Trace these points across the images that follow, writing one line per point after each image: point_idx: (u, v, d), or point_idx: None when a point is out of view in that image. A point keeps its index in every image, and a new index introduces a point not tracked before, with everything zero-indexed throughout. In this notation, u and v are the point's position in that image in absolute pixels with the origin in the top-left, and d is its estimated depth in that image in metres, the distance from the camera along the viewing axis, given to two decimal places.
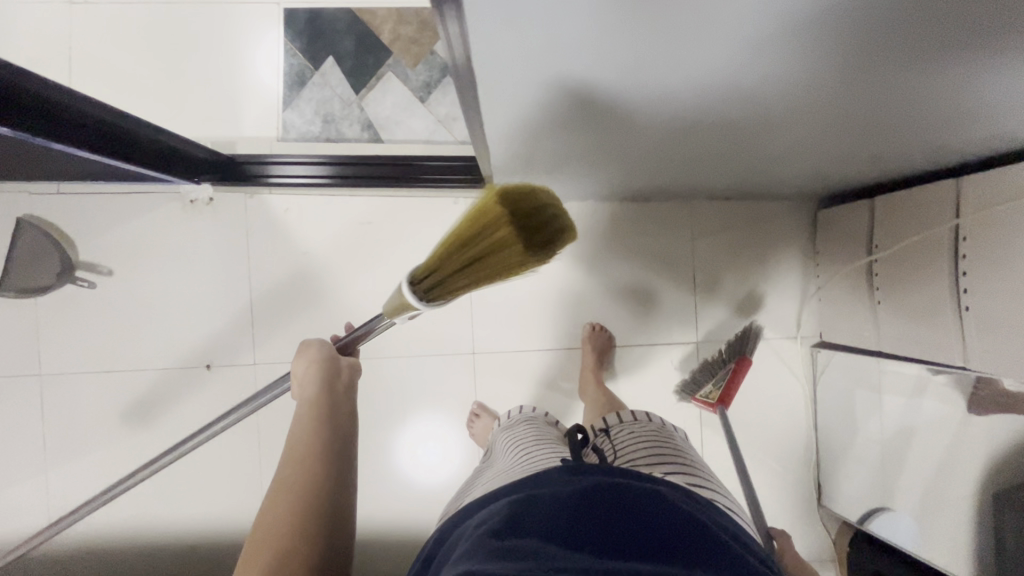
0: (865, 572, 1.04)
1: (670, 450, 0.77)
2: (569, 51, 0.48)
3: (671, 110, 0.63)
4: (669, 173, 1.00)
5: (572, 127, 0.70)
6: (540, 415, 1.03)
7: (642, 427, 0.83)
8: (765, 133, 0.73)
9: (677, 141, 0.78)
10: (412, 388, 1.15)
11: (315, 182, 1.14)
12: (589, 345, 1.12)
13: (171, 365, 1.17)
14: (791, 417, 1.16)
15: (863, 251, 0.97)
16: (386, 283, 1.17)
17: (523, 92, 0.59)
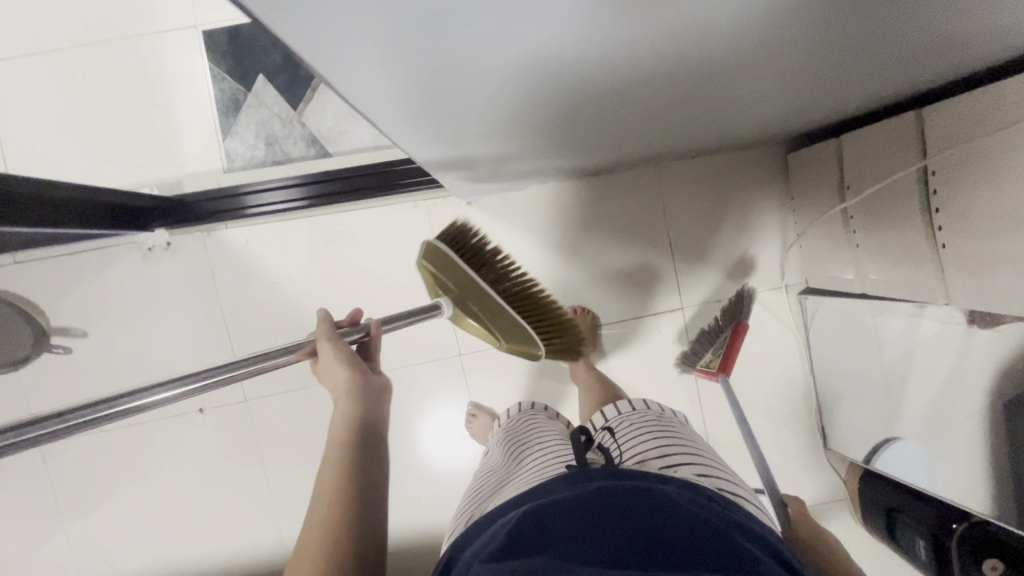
0: (877, 509, 1.05)
1: (675, 439, 0.74)
2: (481, 43, 0.41)
3: (619, 81, 0.56)
4: (635, 136, 0.92)
5: (514, 116, 0.63)
6: (539, 409, 1.00)
7: (643, 418, 0.81)
8: (729, 82, 0.66)
9: (633, 106, 0.71)
10: (405, 399, 1.15)
11: (290, 206, 1.11)
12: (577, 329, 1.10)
13: (165, 414, 1.17)
14: (787, 367, 1.15)
15: (837, 195, 0.93)
16: (360, 300, 1.15)
17: (447, 92, 0.52)
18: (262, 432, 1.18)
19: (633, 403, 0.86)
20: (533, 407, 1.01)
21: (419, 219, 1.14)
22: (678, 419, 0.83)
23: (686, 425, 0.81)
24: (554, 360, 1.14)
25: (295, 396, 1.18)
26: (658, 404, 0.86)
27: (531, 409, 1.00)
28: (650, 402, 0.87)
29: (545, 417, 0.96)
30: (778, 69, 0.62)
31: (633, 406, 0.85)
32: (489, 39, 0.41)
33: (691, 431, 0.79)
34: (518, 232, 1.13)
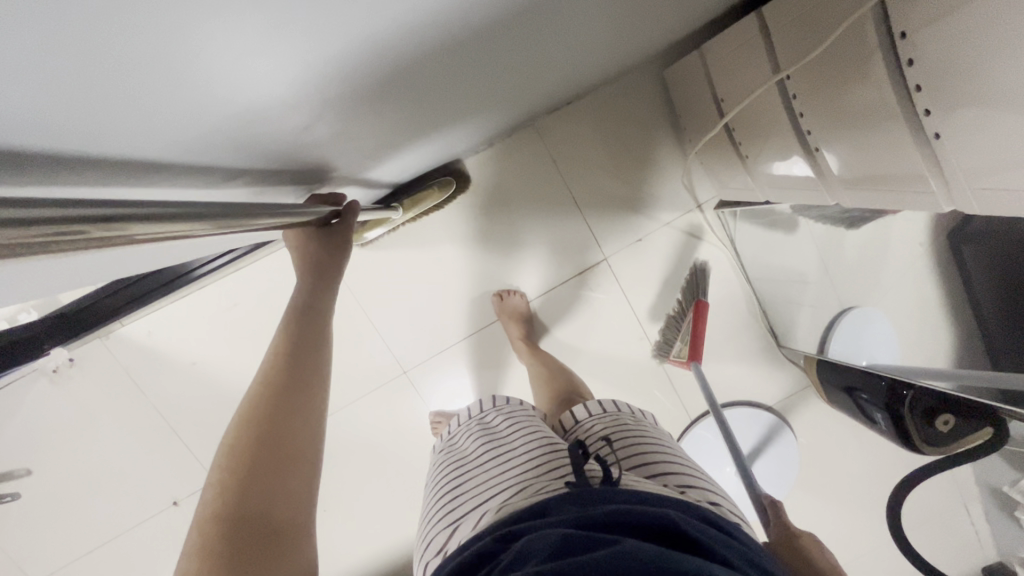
0: (837, 391, 1.08)
1: (663, 450, 0.65)
2: (202, 40, 0.29)
3: (425, 57, 0.47)
4: (508, 100, 0.82)
5: (332, 133, 0.55)
6: (503, 400, 0.80)
7: (623, 423, 0.71)
8: (563, 16, 0.57)
9: (471, 80, 0.62)
10: (366, 428, 1.13)
11: (212, 265, 1.03)
12: (507, 316, 1.08)
13: (140, 519, 1.14)
14: (721, 282, 1.16)
15: (714, 110, 0.88)
16: None
17: (219, 133, 0.40)
18: None
19: (607, 407, 0.76)
20: (496, 404, 0.80)
21: None
22: (659, 429, 0.74)
23: (666, 434, 0.73)
24: (499, 349, 1.12)
25: None
26: (633, 409, 0.77)
27: (496, 406, 0.79)
28: (625, 406, 0.78)
29: (516, 411, 0.77)
30: (594, 5, 0.58)
31: (607, 409, 0.75)
32: (212, 45, 0.30)
33: (673, 443, 0.71)
34: (420, 238, 1.09)
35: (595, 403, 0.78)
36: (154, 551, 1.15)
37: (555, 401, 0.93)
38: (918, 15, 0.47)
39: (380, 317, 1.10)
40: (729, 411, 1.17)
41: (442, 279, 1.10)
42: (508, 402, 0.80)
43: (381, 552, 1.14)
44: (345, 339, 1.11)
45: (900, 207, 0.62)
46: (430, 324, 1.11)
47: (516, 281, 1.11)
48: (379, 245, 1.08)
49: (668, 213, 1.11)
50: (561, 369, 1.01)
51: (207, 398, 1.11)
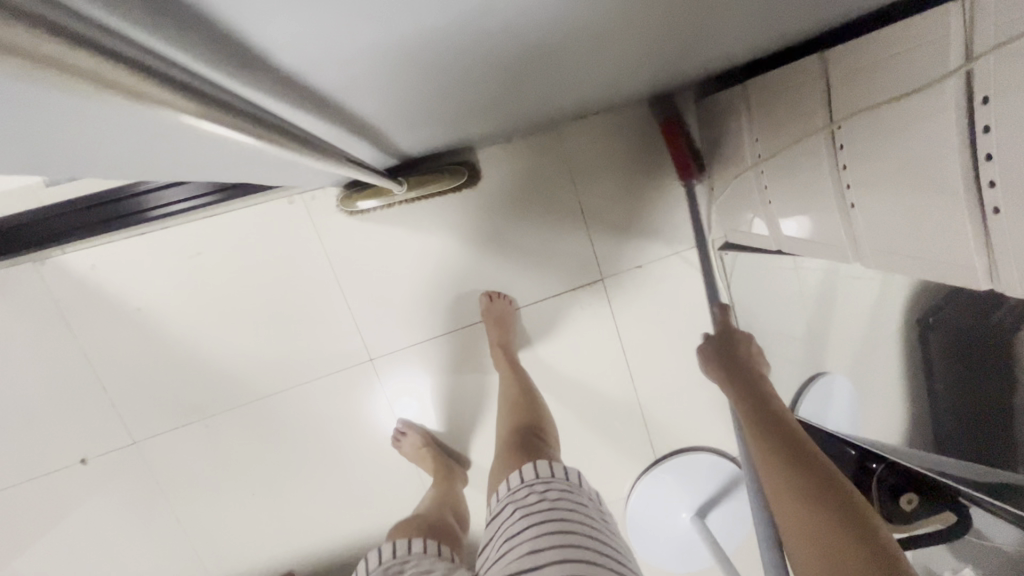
0: None
1: (530, 519, 0.65)
2: None
3: (509, 25, 0.42)
4: (552, 99, 0.78)
5: (379, 84, 0.49)
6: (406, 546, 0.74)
7: (516, 505, 0.70)
8: (644, 22, 0.53)
9: (533, 68, 0.57)
10: (316, 412, 1.06)
11: (189, 205, 0.94)
12: (490, 317, 1.02)
13: (38, 474, 1.01)
14: (712, 326, 1.13)
15: (748, 151, 0.85)
16: (246, 316, 1.00)
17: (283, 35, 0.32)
18: (163, 476, 1.05)
19: (514, 487, 0.74)
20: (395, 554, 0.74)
21: (298, 219, 0.98)
22: (568, 486, 0.73)
23: (567, 490, 0.72)
24: (474, 352, 1.07)
25: (194, 433, 1.04)
26: (549, 469, 0.75)
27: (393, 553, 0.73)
28: (544, 468, 0.76)
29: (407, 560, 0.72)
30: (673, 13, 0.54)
31: (512, 491, 0.73)
32: None
33: (565, 496, 0.70)
34: (414, 224, 1.02)
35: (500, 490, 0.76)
36: (49, 511, 1.02)
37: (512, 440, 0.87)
38: (1005, 80, 0.45)
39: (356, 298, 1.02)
40: (694, 455, 1.14)
41: (429, 273, 1.04)
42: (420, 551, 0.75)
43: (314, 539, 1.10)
44: (313, 315, 1.02)
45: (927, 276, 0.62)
46: (407, 315, 1.04)
47: (507, 288, 1.06)
48: (369, 220, 1.00)
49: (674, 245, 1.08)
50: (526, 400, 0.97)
51: (145, 352, 1.00)
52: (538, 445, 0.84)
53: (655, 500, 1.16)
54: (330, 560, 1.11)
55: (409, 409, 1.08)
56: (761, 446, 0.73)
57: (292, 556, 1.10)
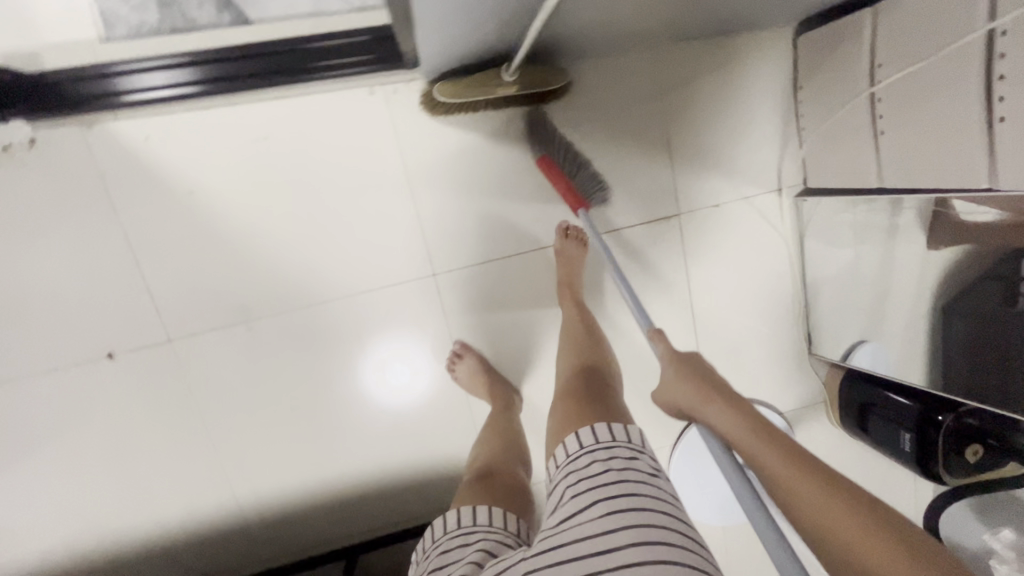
0: (854, 406, 1.08)
1: (594, 505, 0.57)
2: None
3: None
4: None
5: None
6: (472, 517, 0.72)
7: (577, 478, 0.62)
8: None
9: None
10: (367, 325, 1.00)
11: (176, 92, 0.86)
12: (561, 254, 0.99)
13: (61, 364, 0.93)
14: (778, 276, 1.11)
15: (863, 81, 0.83)
16: (308, 213, 0.94)
17: None
18: (197, 379, 0.98)
19: (573, 452, 0.66)
20: (462, 524, 0.71)
21: (374, 112, 0.92)
22: (635, 450, 0.64)
23: (634, 457, 0.63)
24: (541, 275, 1.03)
25: (234, 335, 0.97)
26: (608, 432, 0.66)
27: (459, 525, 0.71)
28: (603, 431, 0.66)
29: (473, 532, 0.70)
30: None
31: (572, 457, 0.65)
32: None
33: (633, 467, 0.61)
34: (493, 135, 0.96)
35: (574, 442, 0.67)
36: (72, 405, 0.95)
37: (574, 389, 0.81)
38: None
39: (425, 207, 0.97)
40: None
41: (502, 190, 0.99)
42: (489, 520, 0.72)
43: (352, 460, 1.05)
44: (378, 220, 0.96)
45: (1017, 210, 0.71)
46: (474, 233, 1.00)
47: (581, 214, 1.03)
48: (447, 124, 0.95)
49: (750, 187, 1.06)
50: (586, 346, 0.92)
51: (194, 241, 0.92)
52: (603, 399, 0.76)
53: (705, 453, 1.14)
54: (369, 481, 1.06)
55: (402, 372, 1.03)
56: (807, 489, 0.58)
57: (328, 475, 1.05)
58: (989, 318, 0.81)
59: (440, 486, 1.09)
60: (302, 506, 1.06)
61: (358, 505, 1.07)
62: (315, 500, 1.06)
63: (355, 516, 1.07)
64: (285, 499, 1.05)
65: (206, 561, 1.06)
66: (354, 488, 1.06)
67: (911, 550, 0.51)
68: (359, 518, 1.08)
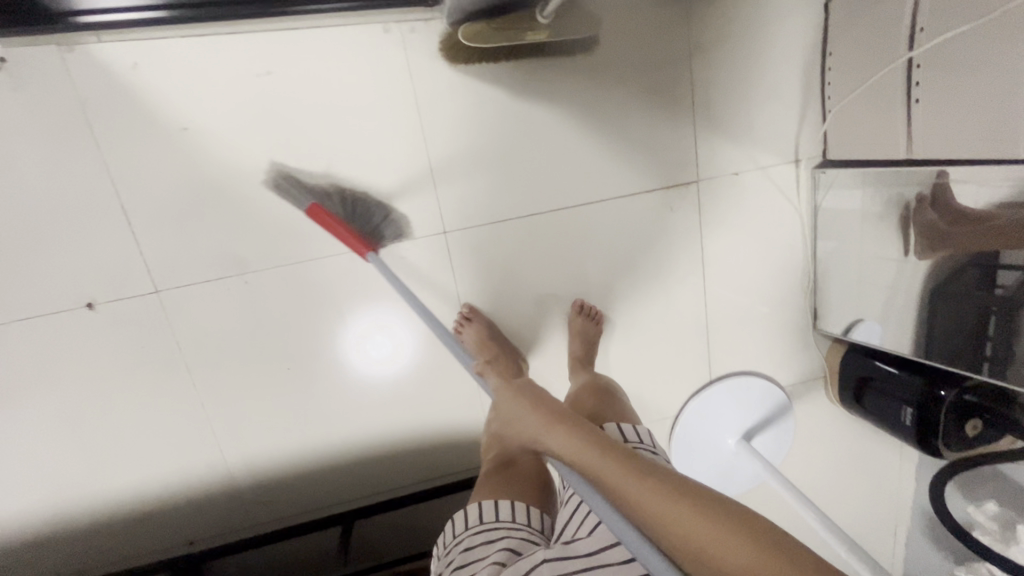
0: (856, 381, 1.10)
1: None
2: None
3: None
4: None
5: None
6: (495, 511, 0.71)
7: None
8: None
9: None
10: (371, 284, 0.95)
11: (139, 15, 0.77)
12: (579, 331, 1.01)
13: (39, 311, 0.86)
14: (788, 250, 1.10)
15: (902, 44, 0.83)
16: (313, 159, 0.88)
17: None
18: (187, 333, 0.92)
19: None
20: (485, 520, 0.71)
21: (389, 53, 0.85)
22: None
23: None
24: (557, 239, 1.00)
25: (229, 289, 0.91)
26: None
27: (480, 519, 0.71)
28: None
29: (496, 527, 0.69)
30: None
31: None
32: None
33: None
34: (513, 87, 0.91)
35: None
36: (51, 355, 0.88)
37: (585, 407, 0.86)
38: None
39: (437, 160, 0.91)
40: (749, 378, 1.13)
41: (519, 146, 0.94)
42: (512, 516, 0.71)
43: (352, 422, 1.01)
44: (387, 171, 0.90)
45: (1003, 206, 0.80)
46: (488, 191, 0.95)
47: (599, 176, 0.99)
48: (466, 72, 0.89)
49: (769, 157, 1.04)
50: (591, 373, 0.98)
51: (186, 183, 0.85)
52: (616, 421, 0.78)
53: (704, 423, 1.14)
54: (368, 447, 1.02)
55: (383, 345, 0.98)
56: (639, 486, 0.54)
57: (325, 441, 1.01)
58: (1003, 297, 0.82)
59: (441, 453, 1.06)
60: (297, 471, 1.01)
61: (356, 470, 1.03)
62: (310, 465, 1.02)
63: (353, 481, 1.04)
64: (279, 464, 1.00)
65: (195, 523, 1.01)
66: (353, 451, 1.02)
67: (749, 532, 0.49)
68: (356, 485, 1.04)
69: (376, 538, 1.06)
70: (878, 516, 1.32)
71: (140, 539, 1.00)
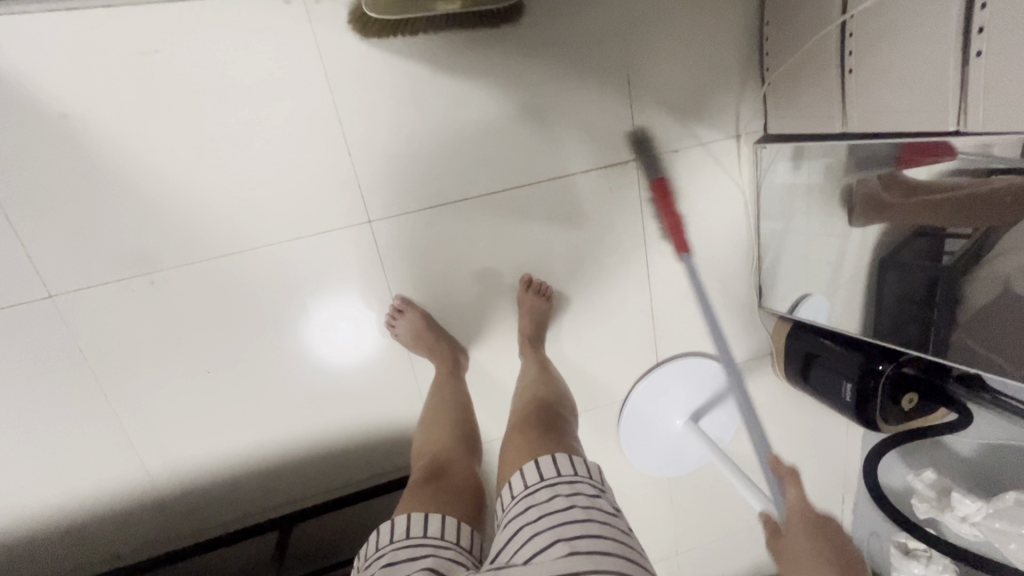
0: (799, 358, 1.10)
1: (556, 542, 0.57)
2: None
3: None
4: None
5: None
6: (422, 526, 0.67)
7: (538, 511, 0.62)
8: None
9: None
10: (293, 279, 0.90)
11: None
12: (527, 310, 0.99)
13: None
14: (732, 228, 1.08)
15: (834, 9, 0.80)
16: (217, 146, 0.81)
17: None
18: (91, 339, 0.85)
19: (533, 483, 0.66)
20: (411, 535, 0.66)
21: (292, 28, 0.78)
22: (596, 488, 0.66)
23: (596, 494, 0.65)
24: (493, 224, 0.96)
25: (135, 290, 0.84)
26: (565, 464, 0.68)
27: (406, 534, 0.66)
28: (558, 464, 0.68)
29: (422, 544, 0.65)
30: None
31: (531, 487, 0.66)
32: None
33: (596, 504, 0.63)
34: (434, 63, 0.85)
35: (538, 467, 0.69)
36: None
37: (527, 420, 0.82)
38: None
39: (357, 145, 0.86)
40: (695, 358, 1.13)
41: (445, 127, 0.88)
42: (440, 533, 0.67)
43: (284, 423, 0.97)
44: (302, 158, 0.84)
45: (944, 177, 0.73)
46: (415, 177, 0.90)
47: (533, 157, 0.94)
48: (380, 48, 0.82)
49: (710, 133, 1.00)
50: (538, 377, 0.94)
51: (74, 177, 0.78)
52: (554, 435, 0.78)
53: (653, 405, 1.13)
54: (305, 446, 0.99)
55: (347, 333, 0.95)
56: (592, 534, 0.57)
57: (258, 442, 0.97)
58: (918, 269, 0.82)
59: (382, 449, 1.03)
60: (230, 475, 0.97)
61: (292, 470, 1.00)
62: (243, 469, 0.98)
63: (290, 482, 1.00)
64: (210, 468, 0.96)
65: (119, 539, 0.95)
66: (287, 452, 0.99)
67: None
68: (294, 486, 1.01)
69: (319, 537, 1.03)
70: (826, 486, 1.35)
71: (59, 558, 0.94)
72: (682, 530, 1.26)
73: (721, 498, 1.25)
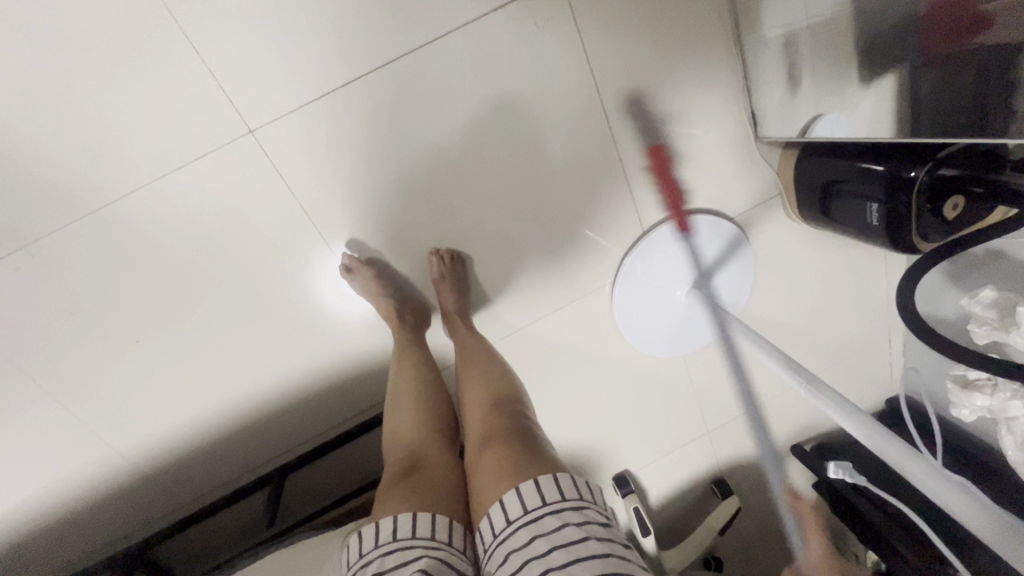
0: (814, 191, 0.91)
1: None
2: None
3: None
4: None
5: None
6: (410, 527, 0.59)
7: (546, 545, 0.54)
8: None
9: None
10: (193, 220, 0.78)
11: None
12: (445, 281, 0.88)
13: None
14: (706, 48, 0.87)
15: None
16: (46, 77, 0.69)
17: None
18: None
19: (535, 508, 0.57)
20: (399, 536, 0.58)
21: None
22: (604, 515, 0.59)
23: (607, 522, 0.57)
24: (405, 102, 0.79)
25: (20, 266, 0.76)
26: (561, 487, 0.59)
27: (392, 536, 0.58)
28: (554, 487, 0.59)
29: (412, 546, 0.57)
30: None
31: (534, 513, 0.57)
32: None
33: (610, 535, 0.55)
34: None
35: (554, 477, 0.60)
36: None
37: (494, 430, 0.71)
38: None
39: (212, 39, 0.71)
40: (690, 217, 0.97)
41: None
42: (431, 532, 0.59)
43: (239, 378, 0.89)
44: (150, 70, 0.71)
45: None
46: (287, 65, 0.74)
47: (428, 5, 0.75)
48: None
49: None
50: (488, 362, 0.85)
51: None
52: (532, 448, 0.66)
53: (647, 281, 0.99)
54: (272, 398, 0.92)
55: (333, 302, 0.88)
56: None
57: (219, 403, 0.90)
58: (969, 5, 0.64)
59: (355, 384, 0.94)
60: (205, 442, 0.92)
61: (268, 423, 0.94)
62: (215, 433, 0.92)
63: (268, 434, 0.95)
64: (180, 437, 0.91)
65: (115, 519, 0.93)
66: (256, 407, 0.92)
67: None
68: (276, 438, 0.95)
69: (316, 482, 0.99)
70: (870, 333, 1.20)
71: (65, 548, 0.93)
72: (709, 407, 1.16)
73: (747, 367, 1.13)
